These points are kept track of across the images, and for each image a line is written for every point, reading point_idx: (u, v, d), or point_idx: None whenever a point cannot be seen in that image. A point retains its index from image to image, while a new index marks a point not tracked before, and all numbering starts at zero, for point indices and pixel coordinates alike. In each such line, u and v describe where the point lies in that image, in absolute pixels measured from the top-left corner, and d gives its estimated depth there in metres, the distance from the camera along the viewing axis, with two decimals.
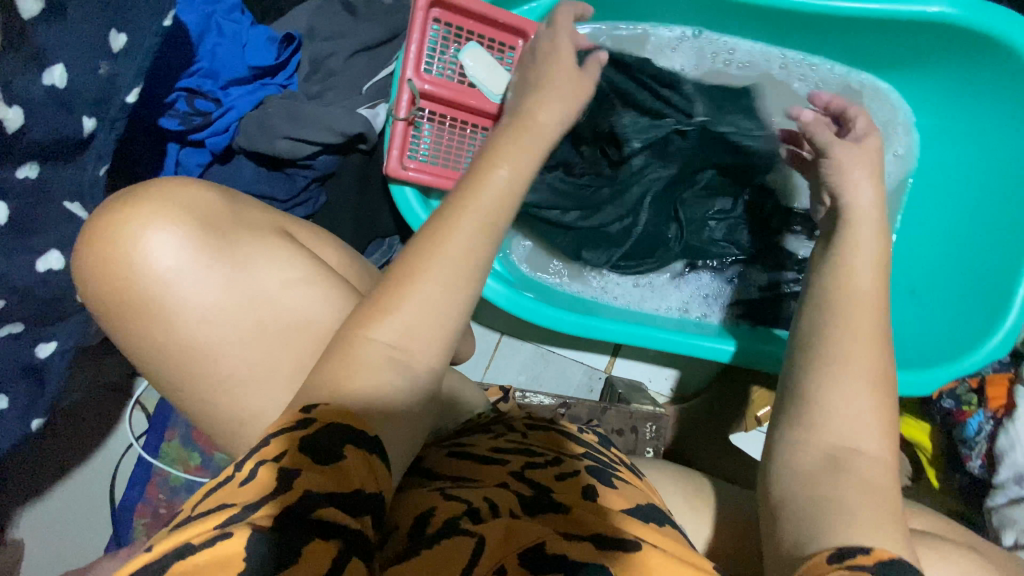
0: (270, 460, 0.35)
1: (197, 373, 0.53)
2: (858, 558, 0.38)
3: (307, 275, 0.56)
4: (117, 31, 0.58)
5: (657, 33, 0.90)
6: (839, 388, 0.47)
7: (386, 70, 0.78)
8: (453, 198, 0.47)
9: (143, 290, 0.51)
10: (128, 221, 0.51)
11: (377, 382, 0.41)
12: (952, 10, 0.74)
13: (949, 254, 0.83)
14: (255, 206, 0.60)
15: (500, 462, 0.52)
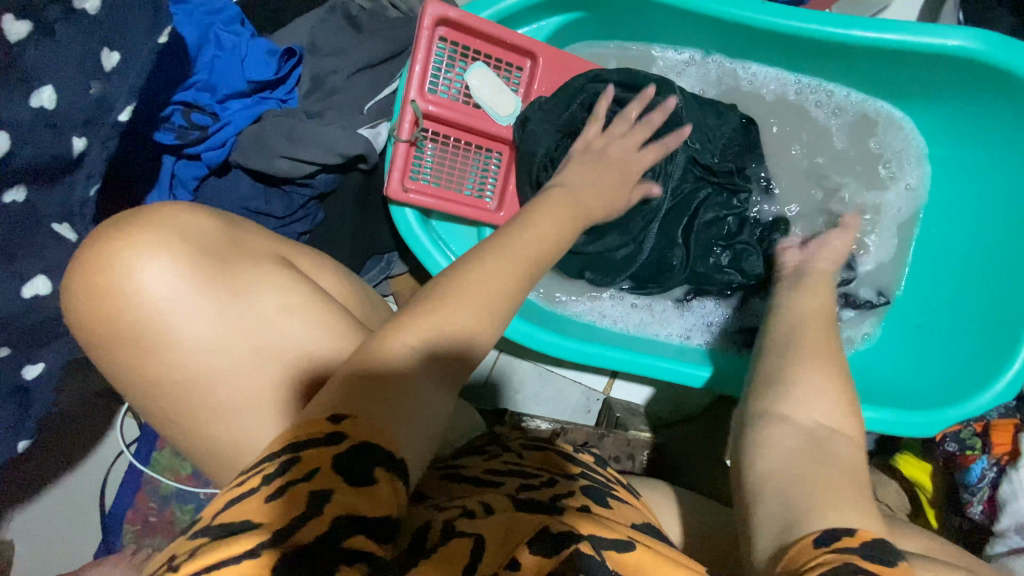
0: (301, 479, 0.34)
1: (194, 411, 0.49)
2: (845, 542, 0.39)
3: (305, 303, 0.52)
4: (109, 49, 0.56)
5: (665, 55, 0.88)
6: (814, 397, 0.50)
7: (389, 88, 0.76)
8: (467, 262, 0.47)
9: (138, 323, 0.46)
10: (121, 249, 0.45)
11: (401, 401, 0.40)
12: (973, 44, 0.73)
13: (956, 292, 0.82)
14: (256, 231, 0.55)
15: (493, 480, 0.52)
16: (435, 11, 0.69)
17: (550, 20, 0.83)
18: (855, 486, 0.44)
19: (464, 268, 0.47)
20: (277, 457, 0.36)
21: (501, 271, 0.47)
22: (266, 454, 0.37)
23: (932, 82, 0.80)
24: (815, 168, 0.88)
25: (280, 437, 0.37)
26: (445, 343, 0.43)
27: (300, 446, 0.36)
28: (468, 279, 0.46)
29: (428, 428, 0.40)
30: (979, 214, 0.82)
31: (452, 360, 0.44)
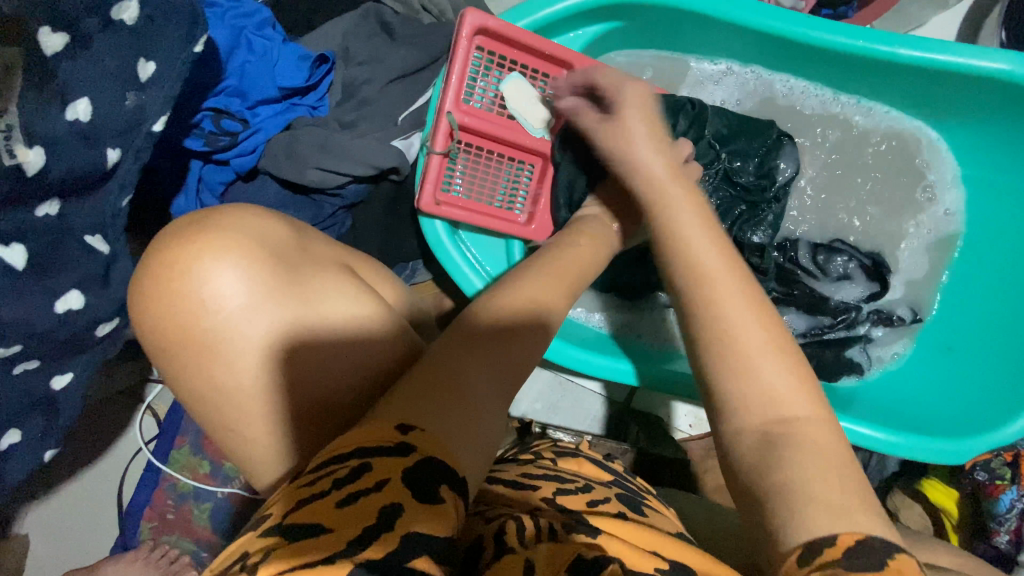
0: (371, 490, 0.32)
1: (261, 431, 0.42)
2: (826, 554, 0.33)
3: (375, 316, 0.45)
4: (146, 59, 0.54)
5: (700, 65, 0.86)
6: (755, 393, 0.41)
7: (423, 98, 0.75)
8: (494, 303, 0.47)
9: (206, 333, 0.41)
10: (191, 253, 0.40)
11: (470, 420, 0.38)
12: (1020, 69, 0.71)
13: (992, 317, 0.80)
14: (322, 240, 0.49)
15: (530, 484, 0.49)
16: (473, 21, 0.67)
17: (588, 28, 0.81)
18: (834, 484, 0.37)
19: (490, 309, 0.46)
20: (347, 462, 0.34)
21: (528, 301, 0.48)
22: (334, 455, 0.34)
23: (975, 104, 0.78)
24: (849, 186, 0.86)
25: (346, 441, 0.35)
26: (486, 382, 0.41)
27: (367, 453, 0.33)
28: (508, 316, 0.46)
29: (486, 450, 0.38)
30: (1014, 241, 0.80)
31: (498, 398, 0.41)
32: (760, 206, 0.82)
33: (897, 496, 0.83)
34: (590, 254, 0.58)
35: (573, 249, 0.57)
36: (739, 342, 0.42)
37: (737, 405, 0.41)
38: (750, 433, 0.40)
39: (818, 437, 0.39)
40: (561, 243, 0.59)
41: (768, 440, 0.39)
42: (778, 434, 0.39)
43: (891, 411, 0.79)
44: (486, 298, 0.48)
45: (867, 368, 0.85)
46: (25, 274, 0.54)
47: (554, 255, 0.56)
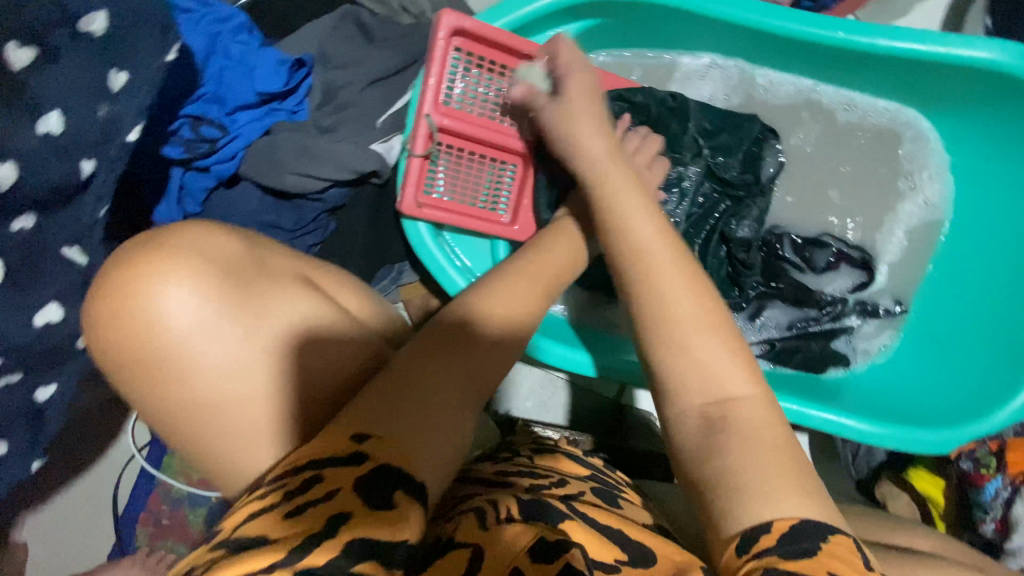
0: (323, 499, 0.32)
1: (221, 445, 0.42)
2: (763, 541, 0.36)
3: (330, 327, 0.45)
4: (117, 70, 0.54)
5: (683, 60, 0.85)
6: (694, 374, 0.44)
7: (402, 100, 0.75)
8: (474, 303, 0.47)
9: (156, 352, 0.40)
10: (137, 274, 0.40)
11: (435, 427, 0.38)
12: (1003, 57, 0.70)
13: (977, 305, 0.81)
14: (279, 250, 0.49)
15: (504, 480, 0.50)
16: (450, 22, 0.67)
17: (568, 26, 0.80)
18: (772, 472, 0.39)
19: (470, 309, 0.46)
20: (302, 473, 0.34)
21: (513, 299, 0.48)
22: (291, 467, 0.35)
23: (961, 92, 0.77)
24: (832, 176, 0.86)
25: (304, 453, 0.35)
26: (453, 385, 0.41)
27: (323, 464, 0.34)
28: (489, 317, 0.46)
29: (449, 453, 0.39)
30: (1000, 231, 0.80)
31: (462, 403, 0.41)
32: (744, 202, 0.82)
33: (884, 486, 0.84)
34: (566, 256, 0.57)
35: (559, 251, 0.57)
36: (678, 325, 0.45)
37: (677, 388, 0.44)
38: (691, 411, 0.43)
39: (756, 415, 0.42)
40: (536, 245, 0.58)
41: (710, 422, 0.42)
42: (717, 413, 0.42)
43: (873, 402, 0.79)
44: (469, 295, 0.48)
45: (853, 358, 0.85)
46: (4, 289, 0.54)
47: (531, 254, 0.55)
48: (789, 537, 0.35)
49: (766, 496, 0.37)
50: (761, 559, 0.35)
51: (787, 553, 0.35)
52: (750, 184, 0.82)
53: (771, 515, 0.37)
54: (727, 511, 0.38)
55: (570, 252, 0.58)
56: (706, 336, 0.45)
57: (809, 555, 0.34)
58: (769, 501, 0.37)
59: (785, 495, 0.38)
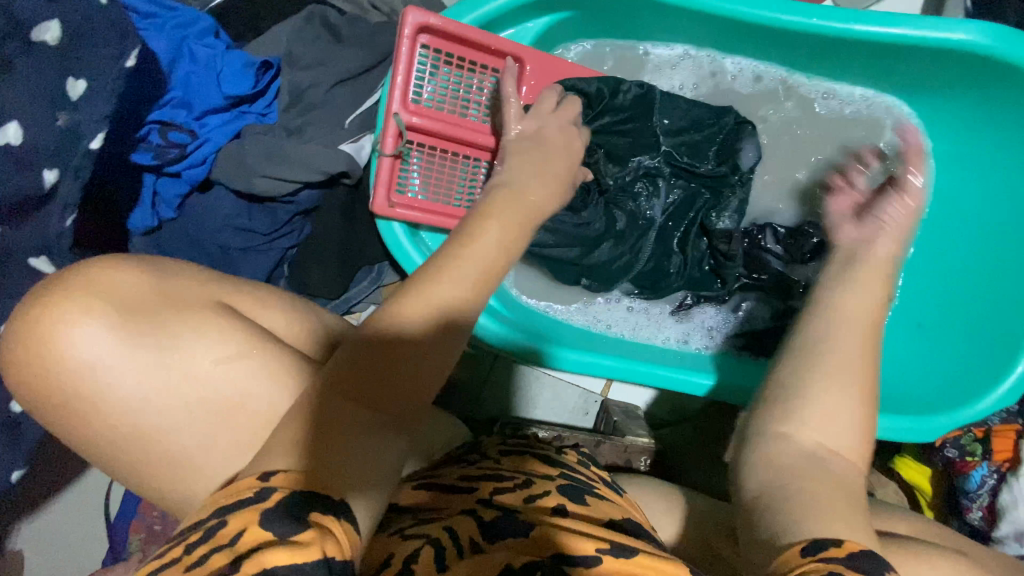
0: (225, 543, 0.34)
1: (145, 465, 0.45)
2: (829, 550, 0.37)
3: (241, 350, 0.46)
4: (75, 79, 0.55)
5: (656, 51, 0.84)
6: (829, 415, 0.46)
7: (371, 99, 0.75)
8: (412, 293, 0.45)
9: (65, 391, 0.43)
10: (37, 320, 0.42)
11: (367, 442, 0.40)
12: (980, 38, 0.69)
13: (959, 291, 0.80)
14: (190, 276, 0.48)
15: (467, 487, 0.50)
16: (415, 19, 0.67)
17: (538, 20, 0.79)
18: (830, 500, 0.41)
19: (413, 299, 0.44)
20: (203, 524, 0.36)
21: (459, 283, 0.45)
22: (202, 518, 0.36)
23: (939, 76, 0.76)
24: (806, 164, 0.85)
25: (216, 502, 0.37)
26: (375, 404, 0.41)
27: (230, 509, 0.35)
28: (431, 311, 0.44)
29: (375, 467, 0.40)
30: (986, 212, 0.79)
31: (390, 415, 0.42)
32: (720, 194, 0.81)
33: (873, 475, 0.84)
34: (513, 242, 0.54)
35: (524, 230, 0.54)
36: (833, 367, 0.48)
37: (798, 413, 0.47)
38: (802, 443, 0.45)
39: (845, 469, 0.45)
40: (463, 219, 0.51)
41: (813, 456, 0.45)
42: (824, 455, 0.45)
43: None
44: (422, 277, 0.46)
45: None
46: None
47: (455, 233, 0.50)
48: (858, 554, 0.37)
49: (814, 515, 0.40)
50: (825, 562, 0.36)
51: (853, 564, 0.36)
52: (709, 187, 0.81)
53: (835, 535, 0.39)
54: (795, 523, 0.40)
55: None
56: (844, 386, 0.47)
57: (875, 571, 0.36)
58: (824, 521, 0.40)
59: (841, 519, 0.40)
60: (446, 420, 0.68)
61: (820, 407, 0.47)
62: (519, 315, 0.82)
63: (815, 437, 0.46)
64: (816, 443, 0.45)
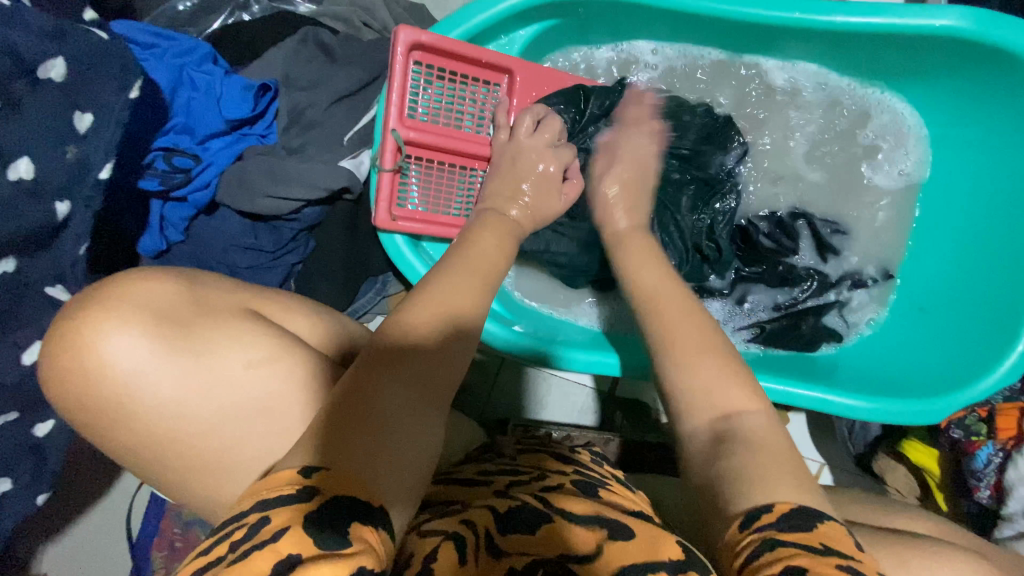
0: (265, 542, 0.32)
1: (175, 471, 0.47)
2: (762, 517, 0.38)
3: (272, 354, 0.49)
4: (82, 112, 0.57)
5: (640, 52, 0.86)
6: (751, 378, 0.48)
7: (368, 116, 0.77)
8: (421, 302, 0.49)
9: (105, 394, 0.44)
10: (86, 325, 0.43)
11: (397, 434, 0.41)
12: (962, 23, 0.71)
13: (958, 271, 0.81)
14: (222, 285, 0.51)
15: (486, 480, 0.53)
16: (407, 37, 0.68)
17: (527, 29, 0.81)
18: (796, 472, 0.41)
19: (419, 311, 0.48)
20: (245, 520, 0.34)
21: (458, 287, 0.51)
22: (234, 514, 0.36)
23: (925, 62, 0.78)
24: (801, 152, 0.86)
25: (248, 498, 0.36)
26: (401, 399, 0.43)
27: (269, 507, 0.35)
28: (437, 319, 0.48)
29: (405, 462, 0.40)
30: (974, 195, 0.80)
31: (423, 405, 0.44)
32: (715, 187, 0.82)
33: (882, 460, 0.85)
34: (494, 250, 0.58)
35: (509, 251, 0.60)
36: (684, 346, 0.50)
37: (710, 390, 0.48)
38: (713, 411, 0.47)
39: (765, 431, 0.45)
40: (464, 240, 0.59)
41: (720, 434, 0.45)
42: None
43: (858, 375, 0.79)
44: (428, 286, 0.51)
45: (846, 334, 0.85)
46: None
47: (458, 252, 0.56)
48: (789, 515, 0.38)
49: (773, 483, 0.40)
50: (760, 531, 0.37)
51: (785, 526, 0.37)
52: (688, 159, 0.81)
53: (767, 499, 0.39)
54: (743, 489, 0.41)
55: (499, 246, 0.59)
56: (719, 344, 0.50)
57: (804, 530, 0.37)
58: (773, 485, 0.40)
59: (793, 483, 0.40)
60: (456, 422, 0.70)
61: (688, 392, 0.49)
62: (522, 318, 0.83)
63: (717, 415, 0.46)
64: (720, 405, 0.47)
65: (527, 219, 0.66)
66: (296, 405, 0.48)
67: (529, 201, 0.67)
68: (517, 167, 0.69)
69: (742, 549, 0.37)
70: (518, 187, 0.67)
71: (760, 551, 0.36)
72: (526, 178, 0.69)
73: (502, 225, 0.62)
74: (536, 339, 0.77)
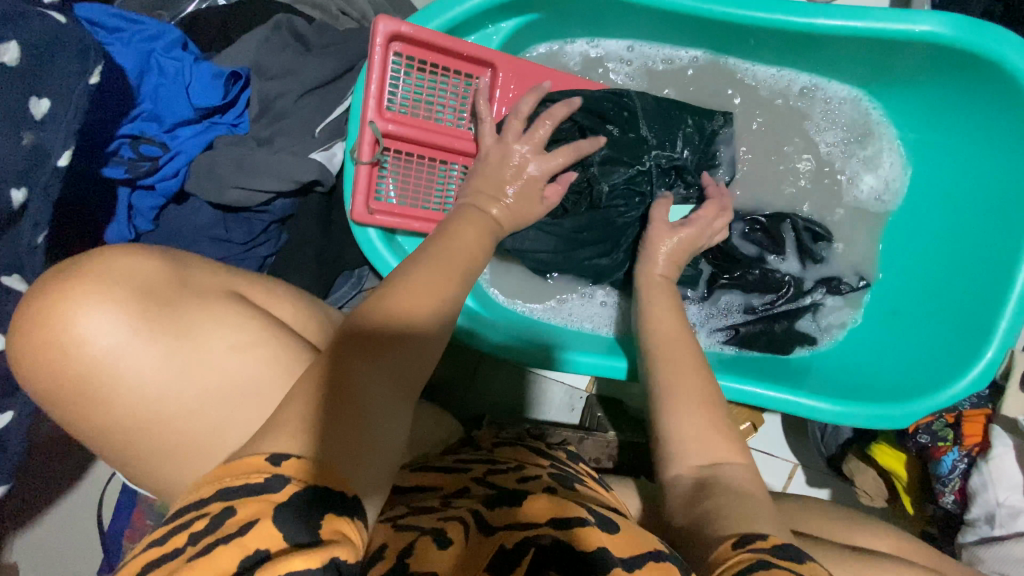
0: (233, 535, 0.32)
1: (148, 458, 0.46)
2: (756, 543, 0.40)
3: (256, 337, 0.48)
4: (38, 97, 0.55)
5: (621, 48, 0.85)
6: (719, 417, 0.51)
7: (341, 107, 0.75)
8: (385, 297, 0.47)
9: (81, 374, 0.42)
10: (61, 301, 0.41)
11: (377, 429, 0.40)
12: (942, 29, 0.70)
13: (932, 277, 0.81)
14: (206, 267, 0.50)
15: (462, 469, 0.53)
16: (386, 28, 0.67)
17: (509, 22, 0.80)
18: None
19: (392, 299, 0.47)
20: (206, 509, 0.34)
21: (426, 282, 0.49)
22: (195, 500, 0.35)
23: (905, 66, 0.78)
24: (782, 152, 0.85)
25: (209, 483, 0.35)
26: (379, 389, 0.42)
27: (234, 495, 0.34)
28: (408, 310, 0.47)
29: (380, 452, 0.40)
30: (948, 202, 0.81)
31: (399, 401, 0.44)
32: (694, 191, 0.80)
33: (852, 462, 0.85)
34: (474, 243, 0.57)
35: (484, 246, 0.59)
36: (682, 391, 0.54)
37: (680, 446, 0.51)
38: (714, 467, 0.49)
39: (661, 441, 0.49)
40: (443, 231, 0.57)
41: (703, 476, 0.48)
42: None
43: (830, 379, 0.79)
44: (397, 277, 0.50)
45: (819, 338, 0.85)
46: None
47: (436, 243, 0.55)
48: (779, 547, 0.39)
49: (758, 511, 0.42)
50: (754, 552, 0.38)
51: (778, 554, 0.38)
52: (656, 169, 0.78)
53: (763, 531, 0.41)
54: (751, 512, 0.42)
55: (479, 242, 0.58)
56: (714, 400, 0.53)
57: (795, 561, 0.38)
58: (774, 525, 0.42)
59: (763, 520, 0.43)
60: (431, 415, 0.69)
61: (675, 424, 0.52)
62: (504, 318, 0.82)
63: (692, 469, 0.49)
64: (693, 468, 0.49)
65: (506, 219, 0.65)
66: (276, 385, 0.48)
67: (510, 196, 0.66)
68: (496, 162, 0.68)
69: (733, 563, 0.38)
70: (498, 182, 0.66)
71: (754, 565, 0.37)
72: (509, 176, 0.67)
73: (477, 219, 0.61)
74: (525, 341, 0.77)
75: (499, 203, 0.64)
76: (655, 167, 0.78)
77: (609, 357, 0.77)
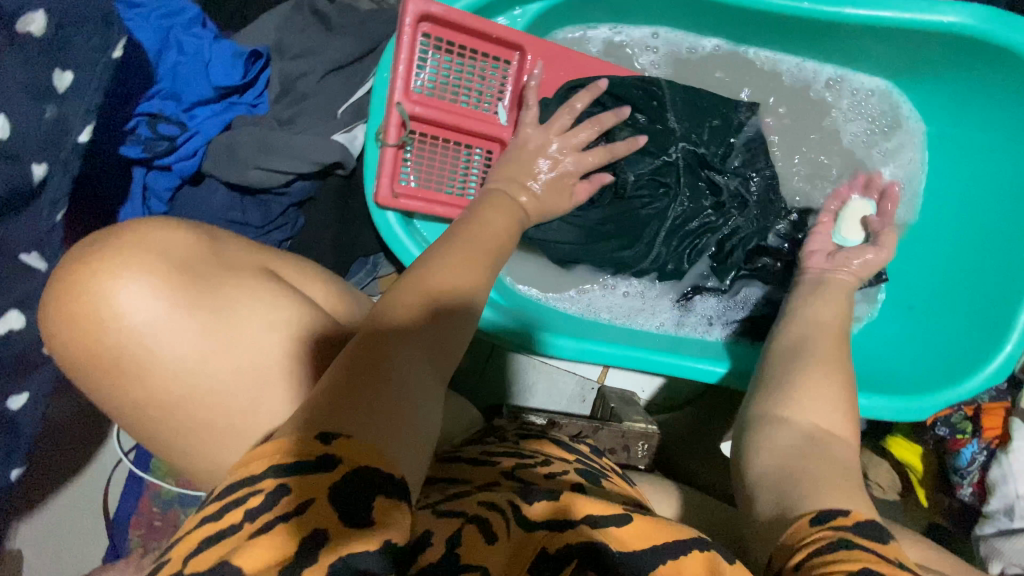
0: (291, 514, 0.31)
1: (177, 436, 0.45)
2: (836, 518, 0.39)
3: (293, 317, 0.47)
4: (61, 70, 0.54)
5: (645, 34, 0.84)
6: (814, 404, 0.50)
7: (363, 88, 0.74)
8: (417, 281, 0.47)
9: (114, 347, 0.41)
10: (95, 272, 0.41)
11: (414, 413, 0.39)
12: (970, 20, 0.71)
13: (950, 270, 0.81)
14: (238, 242, 0.49)
15: (491, 461, 0.53)
16: (416, 7, 0.66)
17: (534, 4, 0.79)
18: None
19: (425, 284, 0.46)
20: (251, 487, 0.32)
21: (458, 267, 0.49)
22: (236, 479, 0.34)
23: (929, 58, 0.78)
24: (803, 142, 0.84)
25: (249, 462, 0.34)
26: (411, 372, 0.41)
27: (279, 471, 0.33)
28: (437, 293, 0.46)
29: (418, 435, 0.39)
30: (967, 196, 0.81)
31: (431, 386, 0.43)
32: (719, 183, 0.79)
33: (866, 455, 0.88)
34: (504, 230, 0.57)
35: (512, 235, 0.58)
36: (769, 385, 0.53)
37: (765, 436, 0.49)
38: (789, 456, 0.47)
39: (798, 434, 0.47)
40: (470, 216, 0.56)
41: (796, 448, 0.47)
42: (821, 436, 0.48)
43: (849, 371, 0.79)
44: (427, 261, 0.49)
45: None
46: None
47: (464, 228, 0.54)
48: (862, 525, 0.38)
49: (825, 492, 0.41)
50: (835, 530, 0.37)
51: (859, 532, 0.37)
52: (682, 161, 0.77)
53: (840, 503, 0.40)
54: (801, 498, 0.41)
55: (509, 229, 0.57)
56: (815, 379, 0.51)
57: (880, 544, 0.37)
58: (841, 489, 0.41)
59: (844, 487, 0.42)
60: (453, 406, 0.68)
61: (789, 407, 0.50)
62: (522, 307, 0.81)
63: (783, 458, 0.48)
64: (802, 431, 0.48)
65: (535, 205, 0.64)
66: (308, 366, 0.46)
67: (535, 180, 0.65)
68: (523, 146, 0.67)
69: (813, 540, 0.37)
70: (526, 167, 0.65)
71: (836, 545, 0.36)
72: (535, 162, 0.66)
73: (507, 206, 0.60)
74: (545, 329, 0.76)
75: (527, 190, 0.64)
76: (682, 156, 0.77)
77: (628, 347, 0.76)
